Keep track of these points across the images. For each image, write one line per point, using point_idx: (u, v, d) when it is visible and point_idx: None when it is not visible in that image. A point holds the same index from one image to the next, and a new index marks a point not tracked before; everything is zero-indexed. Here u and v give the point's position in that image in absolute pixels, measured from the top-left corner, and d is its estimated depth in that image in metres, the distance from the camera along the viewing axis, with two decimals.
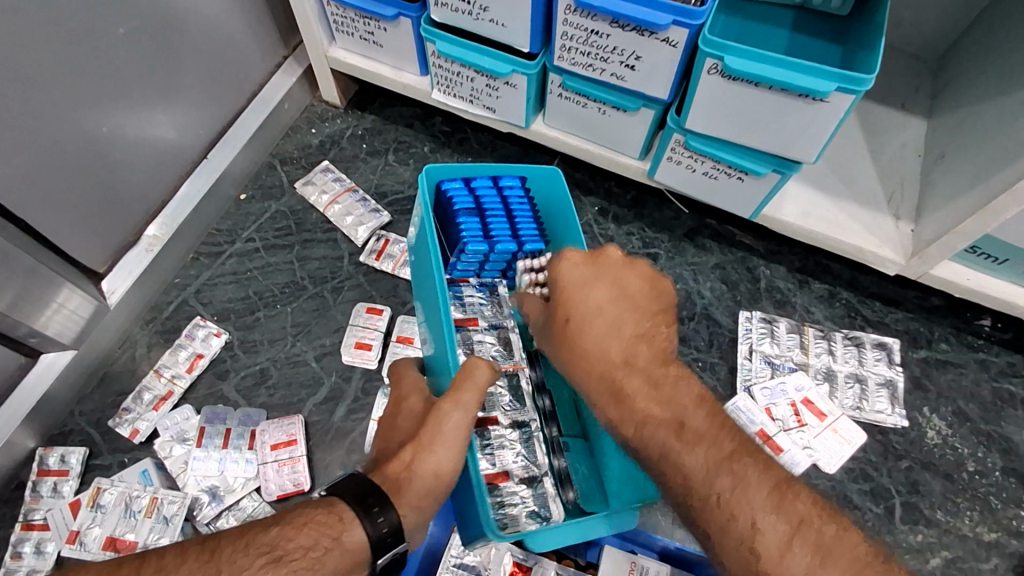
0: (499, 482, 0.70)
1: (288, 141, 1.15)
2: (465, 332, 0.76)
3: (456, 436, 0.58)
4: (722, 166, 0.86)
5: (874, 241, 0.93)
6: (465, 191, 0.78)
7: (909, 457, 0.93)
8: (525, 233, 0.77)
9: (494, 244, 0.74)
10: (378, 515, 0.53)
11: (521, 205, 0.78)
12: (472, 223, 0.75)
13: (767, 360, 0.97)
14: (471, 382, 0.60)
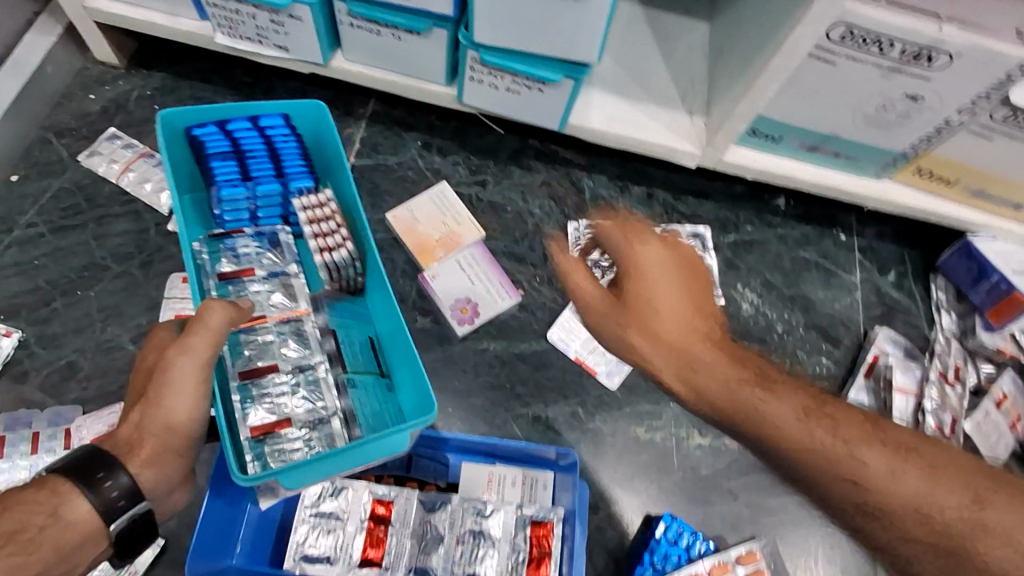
0: (281, 430, 0.73)
1: (61, 110, 1.02)
2: (239, 282, 0.79)
3: (190, 382, 0.61)
4: (520, 79, 0.87)
5: (673, 138, 1.00)
6: (220, 137, 0.84)
7: (729, 330, 1.03)
8: (288, 169, 0.87)
9: (255, 184, 0.85)
10: (105, 480, 0.57)
11: (285, 144, 0.86)
12: (228, 165, 0.84)
13: (597, 264, 1.02)
14: (202, 327, 0.62)
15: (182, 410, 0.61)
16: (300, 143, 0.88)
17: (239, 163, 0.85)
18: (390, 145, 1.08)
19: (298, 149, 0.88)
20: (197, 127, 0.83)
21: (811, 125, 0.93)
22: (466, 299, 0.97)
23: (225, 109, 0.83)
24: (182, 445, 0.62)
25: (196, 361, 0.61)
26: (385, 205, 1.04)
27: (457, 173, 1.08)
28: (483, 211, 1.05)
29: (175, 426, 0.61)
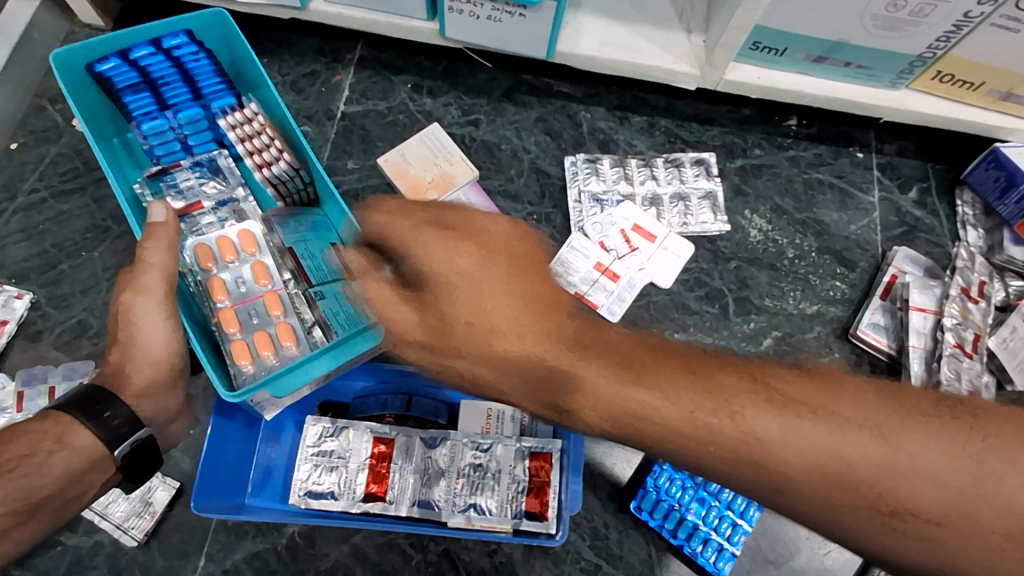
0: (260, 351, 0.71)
1: (53, 76, 1.02)
2: (191, 219, 0.79)
3: (154, 318, 0.62)
4: (500, 6, 0.84)
5: (670, 58, 0.95)
6: (123, 65, 0.77)
7: (736, 258, 0.99)
8: (205, 90, 0.80)
9: (173, 112, 0.79)
10: (105, 410, 0.59)
11: (197, 62, 0.80)
12: (141, 98, 0.78)
13: (595, 198, 0.99)
14: (150, 267, 0.62)
15: (160, 347, 0.63)
16: (212, 58, 0.81)
17: (154, 95, 0.79)
18: (379, 89, 1.06)
19: (211, 65, 0.81)
20: (96, 62, 0.77)
21: (816, 33, 0.87)
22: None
23: (120, 38, 0.77)
24: (169, 376, 0.64)
25: (155, 298, 0.61)
26: (378, 150, 1.02)
27: (449, 114, 1.05)
28: (477, 151, 1.03)
29: (157, 359, 0.63)
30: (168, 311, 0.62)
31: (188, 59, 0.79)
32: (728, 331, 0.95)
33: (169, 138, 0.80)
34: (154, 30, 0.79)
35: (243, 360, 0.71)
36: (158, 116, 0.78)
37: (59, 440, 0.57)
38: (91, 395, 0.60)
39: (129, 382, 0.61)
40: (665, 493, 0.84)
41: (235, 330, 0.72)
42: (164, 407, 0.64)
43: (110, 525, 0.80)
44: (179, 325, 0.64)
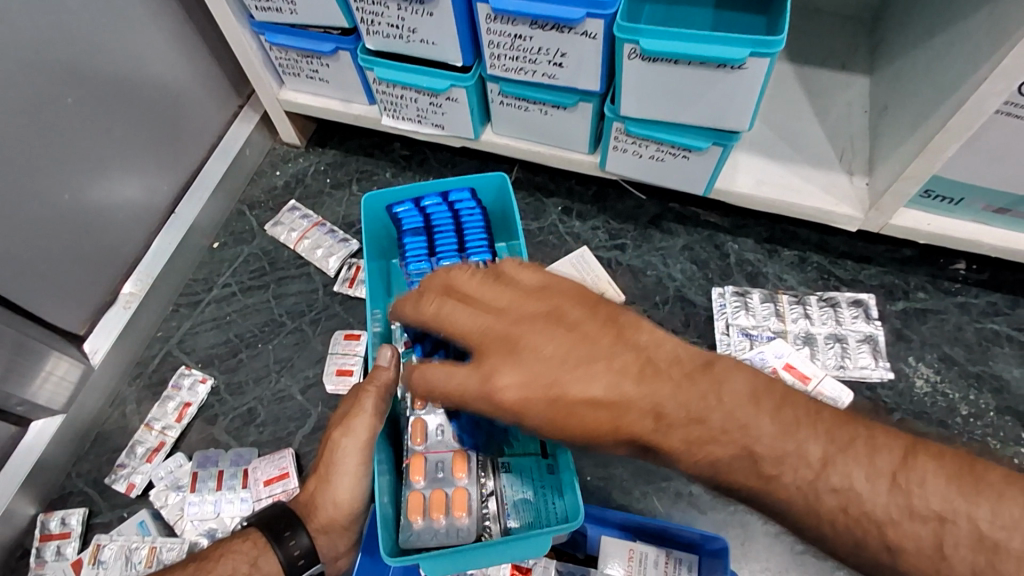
0: (436, 513, 0.72)
1: (254, 186, 1.18)
2: (420, 354, 0.83)
3: (351, 462, 0.69)
4: (665, 148, 0.88)
5: (831, 200, 0.94)
6: (414, 211, 0.91)
7: (900, 410, 0.92)
8: (470, 244, 0.89)
9: (437, 259, 0.88)
10: (290, 538, 0.69)
11: (471, 217, 0.91)
12: (417, 241, 0.89)
13: (744, 332, 0.97)
14: (361, 413, 0.70)
15: (345, 490, 0.70)
16: (483, 213, 0.91)
17: (427, 238, 0.90)
18: (532, 211, 1.12)
19: (481, 220, 0.91)
20: (394, 205, 0.92)
21: (999, 186, 0.83)
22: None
23: (419, 188, 0.92)
24: (346, 517, 0.71)
25: (358, 443, 0.69)
26: None
27: (596, 237, 1.09)
28: (623, 275, 1.05)
29: (340, 501, 0.70)
30: (361, 457, 0.70)
31: (467, 214, 0.91)
32: None
33: (428, 278, 0.89)
34: (445, 184, 0.93)
35: (415, 515, 0.72)
36: (424, 258, 0.88)
37: (251, 565, 0.68)
38: (282, 518, 0.71)
39: (315, 516, 0.71)
40: None
41: (420, 480, 0.74)
42: (335, 545, 0.72)
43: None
44: (369, 471, 0.71)
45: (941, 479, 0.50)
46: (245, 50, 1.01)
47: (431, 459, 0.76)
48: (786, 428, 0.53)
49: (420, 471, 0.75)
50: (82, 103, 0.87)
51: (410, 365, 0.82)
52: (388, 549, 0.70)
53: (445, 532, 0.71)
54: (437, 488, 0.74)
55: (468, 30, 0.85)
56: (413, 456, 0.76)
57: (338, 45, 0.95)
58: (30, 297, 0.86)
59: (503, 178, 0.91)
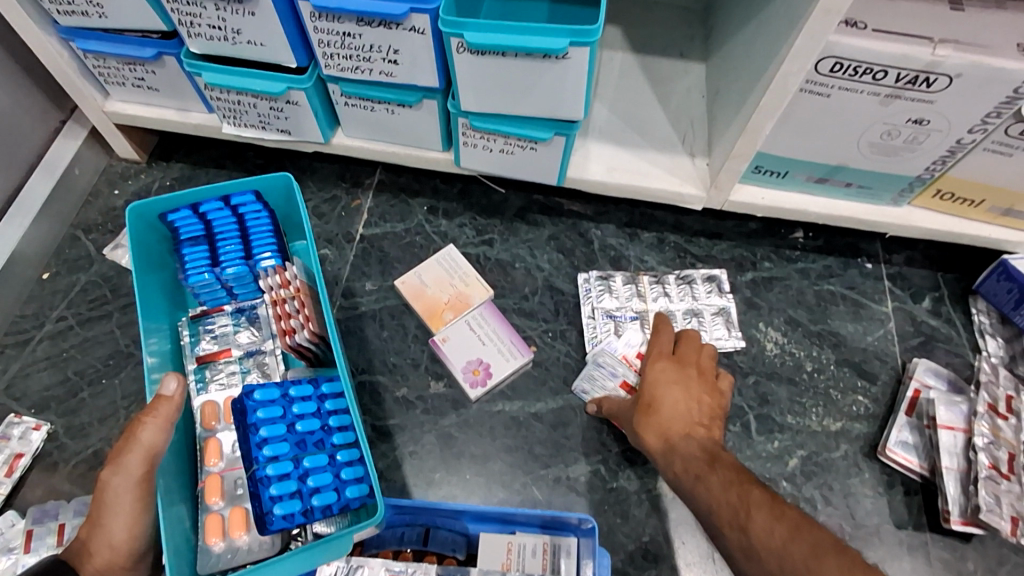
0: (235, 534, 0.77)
1: (89, 208, 1.08)
2: (213, 365, 0.88)
3: (126, 498, 0.65)
4: (512, 141, 0.88)
5: (676, 181, 0.98)
6: (192, 217, 0.88)
7: (754, 373, 0.98)
8: (255, 250, 0.87)
9: (221, 268, 0.86)
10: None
11: (255, 223, 0.88)
12: (199, 250, 0.86)
13: (608, 315, 1.00)
14: (136, 445, 0.65)
15: (122, 529, 0.65)
16: (271, 219, 0.90)
17: (210, 246, 0.87)
18: (397, 212, 1.10)
19: (268, 227, 0.89)
20: (169, 212, 0.87)
21: (816, 158, 0.90)
22: (478, 360, 0.95)
23: (194, 193, 0.88)
24: (127, 558, 0.66)
25: (131, 480, 0.65)
26: (395, 271, 1.05)
27: (463, 234, 1.08)
28: (492, 270, 1.05)
29: (117, 543, 0.65)
30: (138, 492, 0.65)
31: (250, 219, 0.88)
32: (751, 450, 0.93)
33: (216, 288, 0.88)
34: (225, 187, 0.90)
35: (214, 538, 0.76)
36: (207, 269, 0.85)
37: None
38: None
39: (91, 561, 0.64)
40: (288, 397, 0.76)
41: (217, 501, 0.78)
42: None
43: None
44: (149, 504, 0.67)
45: (773, 521, 0.59)
46: (55, 59, 0.92)
47: (228, 478, 0.80)
48: (747, 504, 0.62)
49: (217, 495, 0.78)
50: None
51: (204, 379, 0.88)
52: (183, 574, 0.73)
53: (246, 549, 0.76)
54: (234, 506, 0.78)
55: (297, 30, 0.81)
56: (208, 477, 0.79)
57: (160, 50, 0.88)
58: None
59: (283, 179, 0.89)
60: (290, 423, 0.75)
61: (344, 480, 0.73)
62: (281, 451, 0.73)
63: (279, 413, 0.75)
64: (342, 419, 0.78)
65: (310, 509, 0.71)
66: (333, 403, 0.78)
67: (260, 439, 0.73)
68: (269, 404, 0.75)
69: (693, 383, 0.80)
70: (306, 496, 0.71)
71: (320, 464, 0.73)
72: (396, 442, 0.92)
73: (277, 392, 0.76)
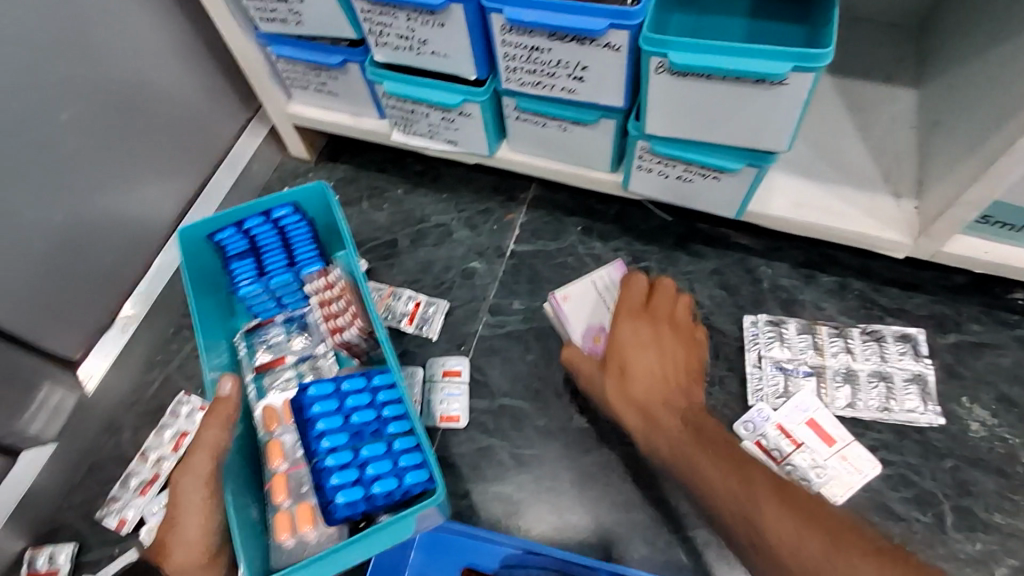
0: (305, 529, 0.72)
1: None
2: (272, 373, 0.87)
3: (195, 497, 0.68)
4: (694, 168, 0.81)
5: (875, 224, 0.86)
6: (237, 234, 0.89)
7: (953, 456, 0.84)
8: (298, 256, 0.90)
9: (268, 278, 0.88)
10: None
11: (297, 232, 0.91)
12: (246, 264, 0.88)
13: (778, 366, 0.90)
14: (200, 446, 0.69)
15: (195, 526, 0.67)
16: (311, 226, 0.92)
17: (256, 260, 0.89)
18: (550, 230, 1.06)
19: (309, 233, 0.91)
20: (216, 232, 0.89)
21: None
22: (599, 327, 0.90)
23: (236, 212, 0.89)
24: (203, 555, 0.68)
25: (196, 479, 0.68)
26: (543, 292, 1.01)
27: (618, 259, 1.02)
28: None
29: (192, 540, 0.67)
30: (207, 492, 0.68)
31: (291, 229, 0.90)
32: (944, 549, 0.79)
33: (265, 299, 0.89)
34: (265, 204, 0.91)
35: (284, 535, 0.72)
36: (254, 282, 0.88)
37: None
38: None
39: (169, 558, 0.66)
40: (340, 389, 0.75)
41: (283, 499, 0.74)
42: None
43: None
44: (220, 505, 0.69)
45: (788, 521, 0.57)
46: (252, 62, 0.97)
47: (293, 477, 0.76)
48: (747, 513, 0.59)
49: (284, 491, 0.74)
50: (77, 121, 0.83)
51: (262, 388, 0.86)
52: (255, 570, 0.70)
53: (316, 544, 0.71)
54: (301, 503, 0.74)
55: (483, 42, 0.79)
56: (274, 477, 0.75)
57: (345, 58, 0.90)
58: (16, 322, 0.81)
59: (323, 185, 0.89)
60: (346, 415, 0.73)
61: (402, 467, 0.70)
62: (339, 443, 0.71)
63: (335, 406, 0.73)
64: (397, 409, 0.74)
65: (373, 496, 0.68)
66: (387, 394, 0.75)
67: (318, 432, 0.71)
68: (324, 397, 0.74)
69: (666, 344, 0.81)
70: (367, 485, 0.69)
71: (378, 453, 0.70)
72: (534, 473, 0.88)
73: (331, 386, 0.74)
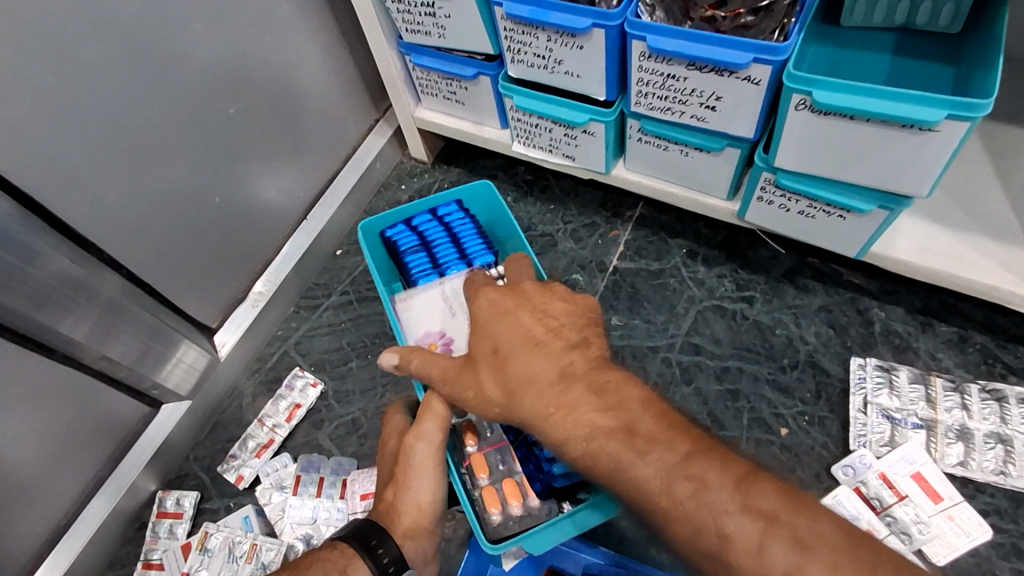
0: (514, 502, 0.75)
1: (379, 198, 1.21)
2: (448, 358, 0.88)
3: (428, 463, 0.69)
4: (819, 205, 0.80)
5: (1009, 278, 0.82)
6: (407, 230, 0.96)
7: None
8: (469, 250, 0.93)
9: (444, 267, 0.91)
10: (378, 546, 0.66)
11: (463, 226, 0.95)
12: (420, 256, 0.93)
13: (885, 414, 0.87)
14: (429, 414, 0.69)
15: (427, 491, 0.69)
16: (475, 222, 0.96)
17: (427, 253, 0.93)
18: (654, 250, 1.07)
19: (475, 229, 0.95)
20: (388, 228, 0.96)
21: None
22: (438, 333, 0.86)
23: (405, 209, 0.96)
24: (431, 518, 0.69)
25: (432, 447, 0.69)
26: (642, 310, 1.02)
27: (721, 285, 1.02)
28: (748, 331, 0.98)
29: (423, 504, 0.68)
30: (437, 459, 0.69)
31: (458, 223, 0.95)
32: None
33: None
34: (432, 201, 0.98)
35: (493, 508, 0.75)
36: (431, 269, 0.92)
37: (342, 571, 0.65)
38: (373, 535, 0.67)
39: (398, 521, 0.68)
40: None
41: (485, 475, 0.77)
42: (423, 550, 0.69)
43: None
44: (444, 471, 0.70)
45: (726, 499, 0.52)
46: (390, 68, 1.04)
47: (491, 454, 0.79)
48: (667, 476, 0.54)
49: (485, 468, 0.77)
50: (240, 114, 0.92)
51: None
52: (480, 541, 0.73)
53: (526, 517, 0.75)
54: (504, 478, 0.77)
55: (617, 66, 0.81)
56: (472, 455, 0.78)
57: (479, 70, 0.95)
58: (172, 289, 0.91)
59: (486, 184, 0.96)
60: None
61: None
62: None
63: None
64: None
65: None
66: None
67: None
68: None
69: (557, 312, 0.65)
70: None
71: None
72: None
73: None
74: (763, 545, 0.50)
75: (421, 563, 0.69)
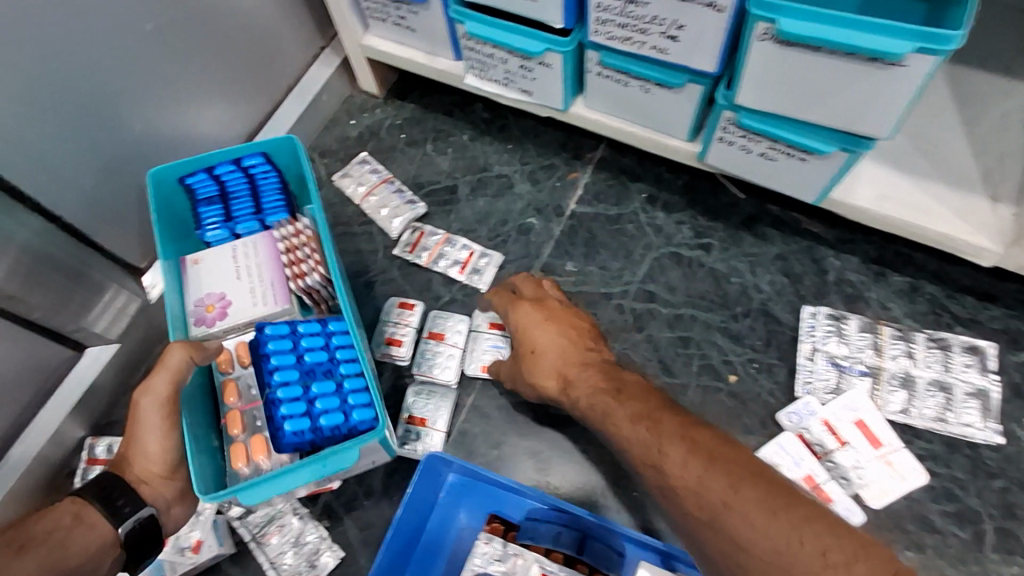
0: (258, 458, 0.72)
1: (327, 134, 1.14)
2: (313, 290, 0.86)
3: (154, 416, 0.68)
4: (779, 146, 0.77)
5: (964, 227, 0.81)
6: (205, 179, 0.87)
7: (1004, 477, 0.81)
8: (265, 206, 0.87)
9: (234, 223, 0.86)
10: (120, 499, 0.67)
11: (266, 180, 0.88)
12: (212, 209, 0.86)
13: (832, 361, 0.87)
14: (162, 364, 0.68)
15: (153, 442, 0.68)
16: (280, 176, 0.89)
17: (222, 206, 0.87)
18: (613, 194, 1.03)
19: (278, 183, 0.89)
20: (186, 175, 0.87)
21: None
22: (219, 296, 0.80)
23: (209, 156, 0.88)
24: (168, 466, 0.69)
25: (156, 401, 0.67)
26: (598, 257, 0.99)
27: (680, 232, 0.99)
28: (704, 279, 0.96)
29: (151, 452, 0.68)
30: (166, 413, 0.68)
31: (259, 176, 0.88)
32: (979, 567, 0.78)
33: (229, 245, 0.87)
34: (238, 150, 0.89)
35: (240, 463, 0.72)
36: (219, 225, 0.86)
37: (75, 518, 0.65)
38: (114, 489, 0.67)
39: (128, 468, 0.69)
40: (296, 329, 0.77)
41: (238, 431, 0.74)
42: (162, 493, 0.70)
43: (264, 557, 0.82)
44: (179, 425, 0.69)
45: (727, 487, 0.51)
46: None
47: (249, 412, 0.75)
48: (679, 475, 0.54)
49: (239, 424, 0.74)
50: (162, 31, 0.82)
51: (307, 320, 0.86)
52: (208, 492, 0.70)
53: (273, 471, 0.72)
54: (256, 434, 0.74)
55: None
56: (228, 412, 0.74)
57: None
58: (89, 224, 0.84)
59: (292, 138, 0.88)
60: (300, 354, 0.75)
61: (350, 405, 0.73)
62: (290, 378, 0.73)
63: (290, 345, 0.75)
64: (349, 351, 0.77)
65: (319, 428, 0.71)
66: (340, 338, 0.78)
67: (271, 367, 0.73)
68: (279, 336, 0.75)
69: (568, 322, 0.76)
70: (315, 417, 0.71)
71: (327, 390, 0.73)
72: (569, 436, 0.89)
73: (288, 327, 0.76)
74: (727, 501, 0.51)
75: (162, 505, 0.69)
